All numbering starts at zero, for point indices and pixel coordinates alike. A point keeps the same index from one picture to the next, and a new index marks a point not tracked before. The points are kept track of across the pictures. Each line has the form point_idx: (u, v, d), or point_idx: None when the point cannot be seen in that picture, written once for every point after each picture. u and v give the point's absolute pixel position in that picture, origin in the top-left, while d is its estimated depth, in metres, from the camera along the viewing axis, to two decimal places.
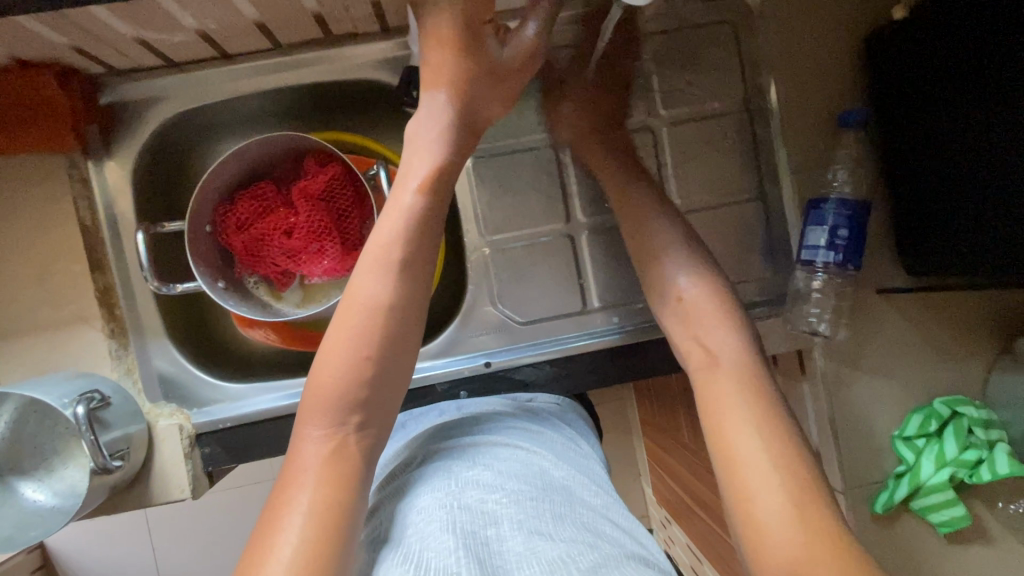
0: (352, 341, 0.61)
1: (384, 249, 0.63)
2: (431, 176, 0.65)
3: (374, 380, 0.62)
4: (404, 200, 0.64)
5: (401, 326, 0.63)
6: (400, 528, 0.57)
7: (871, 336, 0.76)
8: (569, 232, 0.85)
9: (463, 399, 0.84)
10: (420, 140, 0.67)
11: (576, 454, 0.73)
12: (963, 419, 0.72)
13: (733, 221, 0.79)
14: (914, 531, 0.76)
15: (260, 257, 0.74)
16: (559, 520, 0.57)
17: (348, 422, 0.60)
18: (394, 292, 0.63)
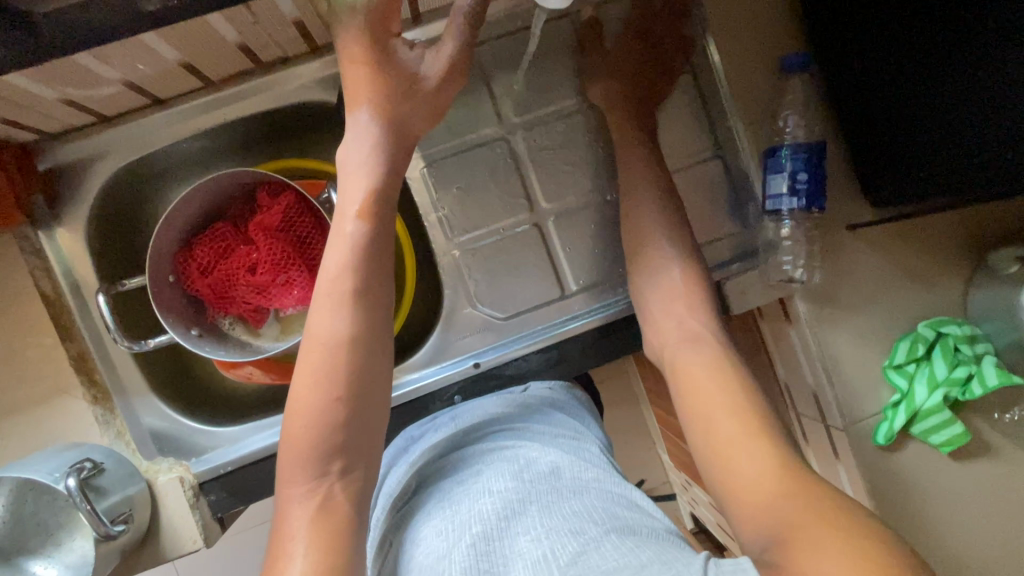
0: (319, 382, 0.52)
1: (325, 292, 0.55)
2: (370, 196, 0.56)
3: (349, 424, 0.52)
4: (343, 232, 0.56)
5: (368, 367, 0.54)
6: (405, 563, 0.53)
7: (848, 276, 0.74)
8: (535, 221, 0.75)
9: (457, 406, 0.73)
10: (349, 161, 0.57)
11: (569, 438, 0.65)
12: (948, 339, 0.72)
13: (697, 182, 0.75)
14: (918, 455, 0.76)
15: (230, 298, 0.67)
16: (546, 513, 0.52)
17: (331, 470, 0.51)
18: (357, 329, 0.54)
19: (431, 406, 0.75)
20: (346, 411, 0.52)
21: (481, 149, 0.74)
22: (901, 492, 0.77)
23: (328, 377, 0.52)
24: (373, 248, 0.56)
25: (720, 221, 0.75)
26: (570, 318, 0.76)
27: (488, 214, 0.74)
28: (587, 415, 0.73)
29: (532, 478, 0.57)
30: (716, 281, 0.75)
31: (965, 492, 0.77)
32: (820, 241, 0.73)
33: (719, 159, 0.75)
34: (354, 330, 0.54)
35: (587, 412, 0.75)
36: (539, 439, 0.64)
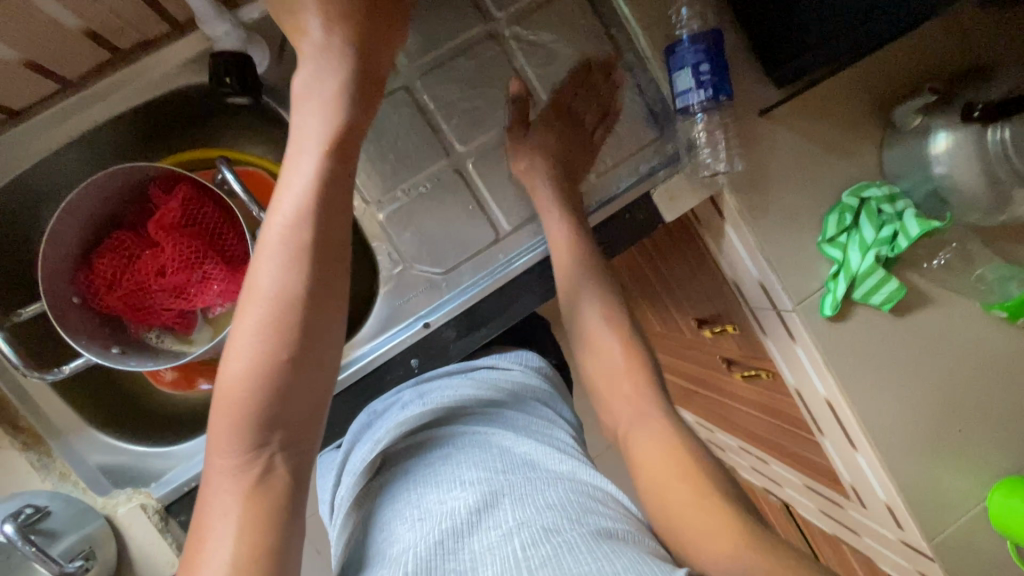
0: (266, 335, 0.49)
1: (273, 236, 0.50)
2: (337, 131, 0.52)
3: (294, 387, 0.49)
4: (301, 166, 0.52)
5: (321, 320, 0.50)
6: (371, 555, 0.51)
7: (769, 161, 0.75)
8: (455, 166, 0.73)
9: (426, 381, 0.70)
10: (314, 90, 0.54)
11: (541, 430, 0.65)
12: (871, 203, 0.75)
13: (608, 96, 0.74)
14: (864, 318, 0.80)
15: (147, 309, 0.62)
16: (518, 506, 0.50)
17: (271, 440, 0.48)
18: (305, 284, 0.50)
19: (390, 375, 0.73)
20: (293, 373, 0.49)
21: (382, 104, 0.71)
22: (853, 356, 0.80)
23: (276, 333, 0.49)
24: (330, 189, 0.52)
25: (637, 132, 0.75)
26: (512, 258, 0.75)
27: (406, 170, 0.72)
28: (562, 401, 0.74)
29: (506, 469, 0.56)
30: (645, 192, 0.75)
31: (913, 343, 0.81)
32: (735, 131, 0.74)
33: (625, 69, 0.75)
34: (307, 283, 0.50)
35: (563, 403, 0.75)
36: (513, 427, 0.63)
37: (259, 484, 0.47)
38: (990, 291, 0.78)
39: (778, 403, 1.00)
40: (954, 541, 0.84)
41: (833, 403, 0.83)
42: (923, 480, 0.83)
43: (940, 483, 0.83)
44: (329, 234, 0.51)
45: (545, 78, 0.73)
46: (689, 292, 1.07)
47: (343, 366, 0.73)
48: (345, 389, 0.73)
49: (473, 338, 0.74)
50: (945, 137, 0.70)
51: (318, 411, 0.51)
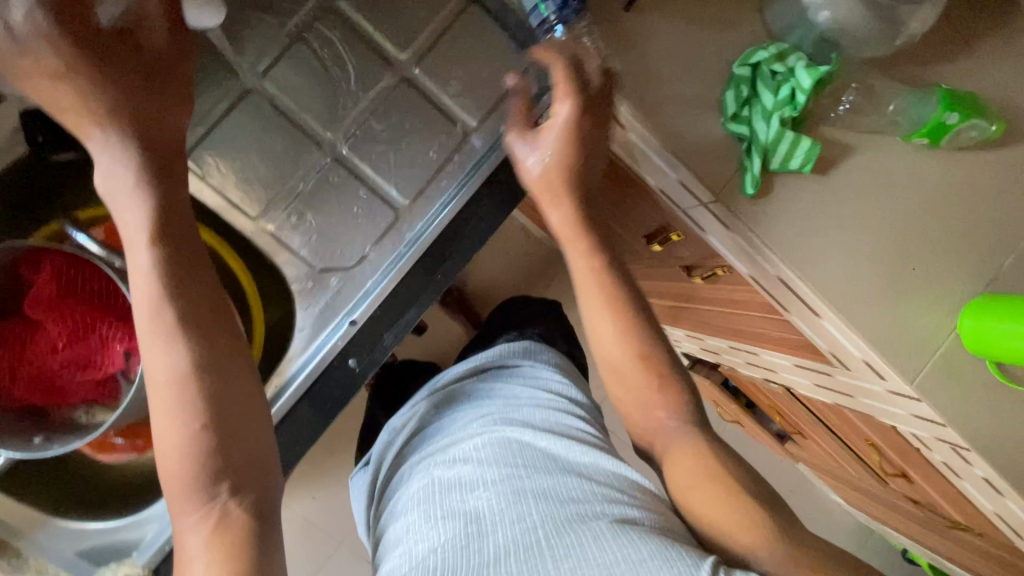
0: (175, 411, 0.47)
1: (142, 330, 0.48)
2: (157, 215, 0.50)
3: (223, 444, 0.48)
4: (138, 262, 0.49)
5: (230, 381, 0.49)
6: (392, 546, 0.58)
7: (646, 57, 0.74)
8: (331, 156, 0.70)
9: (440, 394, 0.78)
10: (118, 178, 0.50)
11: (554, 415, 0.70)
12: (763, 67, 0.72)
13: (469, 36, 0.71)
14: (790, 185, 0.78)
15: (61, 388, 0.61)
16: (543, 499, 0.55)
17: (220, 492, 0.47)
18: (195, 357, 0.48)
19: (333, 381, 0.70)
20: (215, 435, 0.48)
21: (238, 110, 0.68)
22: (786, 227, 0.78)
23: (183, 405, 0.47)
24: (182, 266, 0.50)
25: (507, 65, 0.72)
26: (423, 227, 0.71)
27: (287, 173, 0.69)
28: (575, 384, 0.80)
29: (524, 463, 0.61)
30: (534, 124, 0.72)
31: (847, 196, 0.79)
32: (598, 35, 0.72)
33: (476, 4, 0.72)
34: (196, 359, 0.48)
35: (577, 389, 0.80)
36: (528, 420, 0.68)
37: (192, 517, 0.47)
38: (905, 119, 0.76)
39: (743, 293, 0.99)
40: (935, 375, 0.84)
41: (784, 278, 0.81)
42: (893, 326, 0.83)
43: (908, 325, 0.83)
44: (195, 297, 0.50)
45: (394, 35, 0.70)
46: (627, 213, 1.06)
47: (282, 387, 0.70)
48: (290, 415, 0.70)
49: (407, 321, 0.72)
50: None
51: (253, 447, 0.50)
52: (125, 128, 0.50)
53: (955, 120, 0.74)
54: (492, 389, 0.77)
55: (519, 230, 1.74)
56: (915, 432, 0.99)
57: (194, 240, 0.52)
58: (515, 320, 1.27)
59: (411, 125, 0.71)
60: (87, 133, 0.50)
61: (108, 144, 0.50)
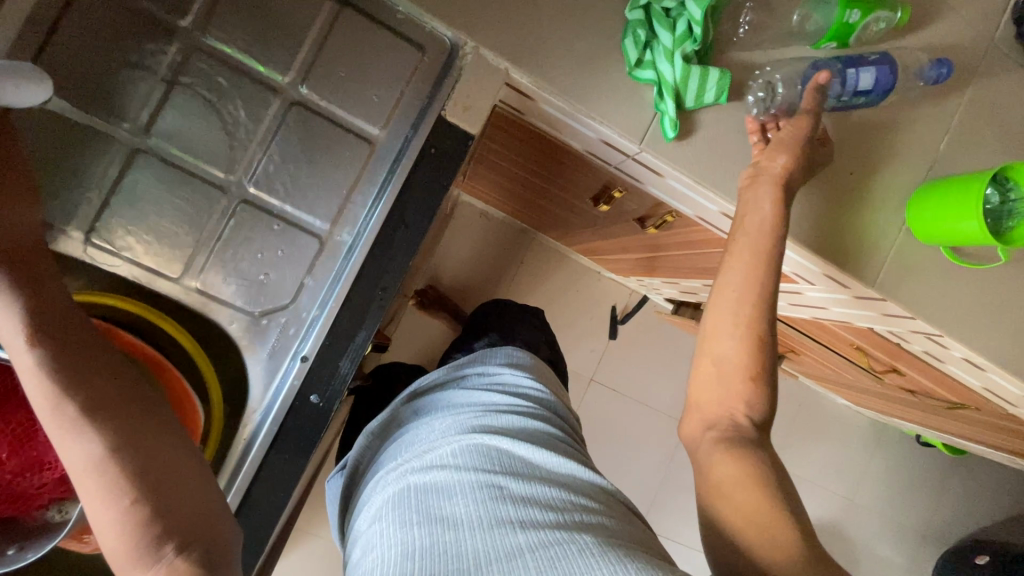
0: (103, 494, 0.46)
1: (52, 427, 0.47)
2: (32, 320, 0.50)
3: (163, 509, 0.47)
4: (25, 364, 0.48)
5: (153, 448, 0.49)
6: (359, 558, 0.56)
7: (537, 19, 0.70)
8: (238, 197, 0.67)
9: (415, 410, 0.78)
10: None
11: (531, 423, 0.71)
12: (654, 7, 0.70)
13: (349, 43, 0.68)
14: (709, 120, 0.76)
15: (20, 495, 0.60)
16: (521, 507, 0.54)
17: (165, 553, 0.45)
18: (108, 437, 0.48)
19: (300, 420, 0.70)
20: (150, 504, 0.46)
21: (129, 175, 0.64)
22: (716, 161, 0.77)
23: (110, 486, 0.46)
24: (77, 357, 0.50)
25: (396, 68, 0.70)
26: (351, 245, 0.70)
27: (195, 225, 0.67)
28: (551, 394, 0.82)
29: (503, 466, 0.60)
30: (438, 117, 0.71)
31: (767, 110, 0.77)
32: (483, 10, 0.68)
33: (350, 6, 0.67)
34: (109, 437, 0.48)
35: (555, 399, 0.82)
36: (506, 428, 0.68)
37: None
38: (808, 27, 0.75)
39: (696, 233, 0.98)
40: (895, 273, 0.84)
41: (728, 213, 0.81)
42: (843, 235, 0.82)
43: (861, 227, 0.82)
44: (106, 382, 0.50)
45: (271, 59, 0.66)
46: (567, 181, 1.04)
47: (251, 437, 0.69)
48: (264, 463, 0.69)
49: (358, 345, 0.71)
50: (874, 64, 0.73)
51: (199, 499, 0.50)
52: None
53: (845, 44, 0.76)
54: (467, 395, 0.76)
55: (479, 216, 1.73)
56: (890, 329, 0.99)
57: (88, 329, 0.53)
58: (492, 319, 1.26)
59: (314, 148, 0.69)
60: None
61: None
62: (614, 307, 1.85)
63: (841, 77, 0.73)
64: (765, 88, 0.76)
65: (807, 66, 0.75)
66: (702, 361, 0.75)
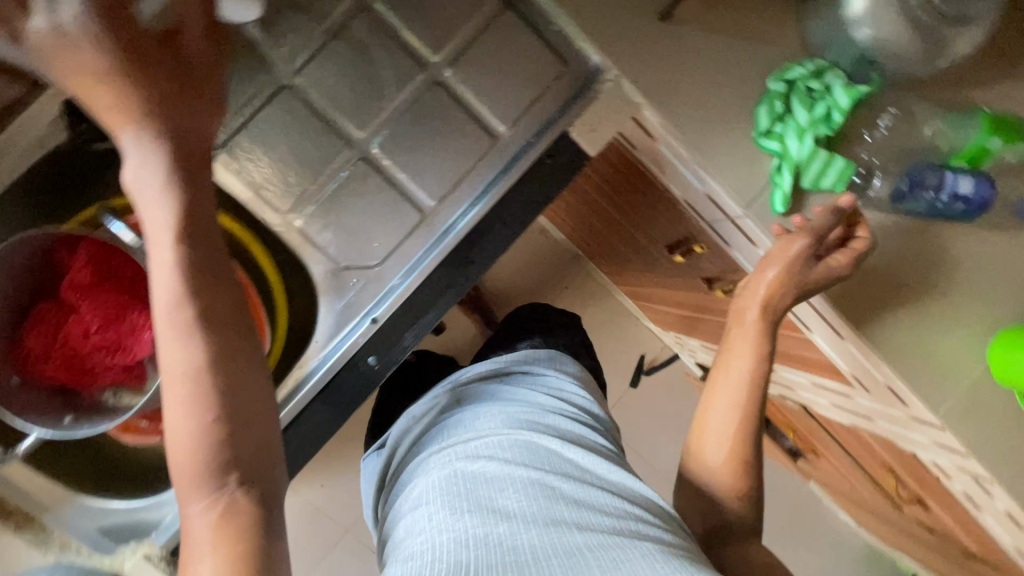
0: (190, 407, 0.46)
1: (165, 321, 0.45)
2: (184, 219, 0.45)
3: (237, 440, 0.47)
4: (162, 256, 0.45)
5: (245, 380, 0.48)
6: (406, 533, 0.59)
7: (681, 67, 0.72)
8: (360, 153, 0.70)
9: (456, 394, 0.81)
10: (138, 169, 0.44)
11: (578, 426, 0.73)
12: (798, 83, 0.71)
13: (502, 42, 0.71)
14: (819, 204, 0.76)
15: (90, 371, 0.63)
16: (574, 510, 0.57)
17: (228, 482, 0.46)
18: (212, 351, 0.46)
19: (353, 376, 0.73)
20: (229, 429, 0.46)
21: (271, 107, 0.68)
22: None
23: (198, 400, 0.46)
24: (209, 266, 0.46)
25: (539, 75, 0.72)
26: (448, 227, 0.72)
27: (312, 169, 0.69)
28: (596, 403, 0.81)
29: (553, 470, 0.63)
30: (562, 132, 0.73)
31: (863, 199, 0.76)
32: (634, 46, 0.71)
33: (512, 10, 0.71)
34: (215, 354, 0.46)
35: (600, 408, 0.81)
36: (555, 429, 0.70)
37: (198, 508, 0.46)
38: (943, 143, 0.74)
39: None
40: (961, 404, 0.83)
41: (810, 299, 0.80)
42: (917, 354, 0.81)
43: (936, 350, 0.82)
44: (222, 301, 0.47)
45: (428, 37, 0.69)
46: (647, 224, 1.06)
47: (304, 379, 0.72)
48: (309, 403, 0.72)
49: (427, 321, 0.73)
50: (976, 174, 0.71)
51: None
52: (161, 124, 0.44)
53: (989, 163, 0.74)
54: (506, 394, 0.78)
55: (538, 232, 1.75)
56: (937, 460, 0.96)
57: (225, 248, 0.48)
58: (532, 323, 1.24)
59: (442, 127, 0.71)
60: (119, 116, 0.44)
61: (141, 132, 0.44)
62: (643, 357, 1.84)
63: (938, 182, 0.72)
64: (863, 174, 0.74)
65: (908, 164, 0.74)
66: (691, 468, 0.71)
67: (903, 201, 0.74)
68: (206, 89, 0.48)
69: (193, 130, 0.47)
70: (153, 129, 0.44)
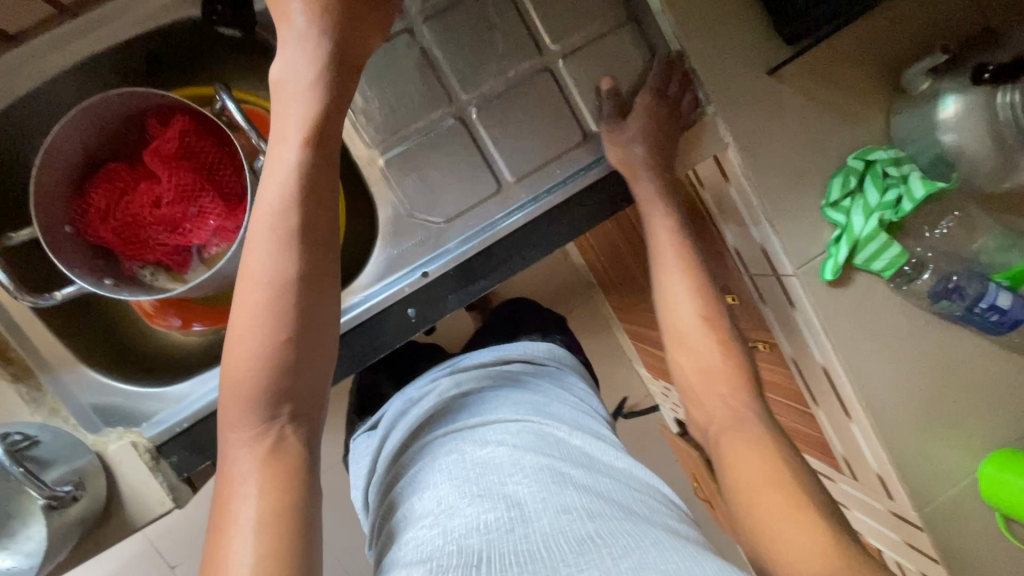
0: (267, 319, 0.46)
1: (262, 225, 0.47)
2: (318, 127, 0.48)
3: (300, 367, 0.47)
4: (285, 157, 0.48)
5: (321, 302, 0.48)
6: (414, 514, 0.57)
7: (774, 121, 0.76)
8: (458, 113, 0.72)
9: (459, 373, 0.79)
10: (290, 75, 0.49)
11: (583, 416, 0.72)
12: (877, 165, 0.75)
13: (618, 51, 0.74)
14: (863, 284, 0.79)
15: (142, 242, 0.63)
16: (585, 497, 0.55)
17: (279, 415, 0.46)
18: (300, 265, 0.47)
19: (388, 324, 0.72)
20: (295, 353, 0.47)
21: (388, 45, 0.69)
22: (847, 321, 0.80)
23: (277, 314, 0.46)
24: (323, 179, 0.49)
25: (642, 88, 0.74)
26: (518, 206, 0.74)
27: (408, 115, 0.71)
28: (597, 398, 0.80)
29: (562, 458, 0.61)
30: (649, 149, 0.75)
31: (904, 289, 0.79)
32: (738, 90, 0.74)
33: (635, 24, 0.74)
34: (302, 269, 0.47)
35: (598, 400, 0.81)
36: (563, 419, 0.69)
37: (247, 435, 0.46)
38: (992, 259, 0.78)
39: (771, 374, 1.00)
40: (943, 511, 0.85)
41: (829, 370, 0.83)
42: (917, 452, 0.84)
43: (934, 455, 0.84)
44: (321, 216, 0.49)
45: (552, 24, 0.72)
46: None
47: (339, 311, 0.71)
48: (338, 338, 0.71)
49: (472, 290, 0.74)
50: (1014, 295, 0.76)
51: None
52: (332, 29, 0.48)
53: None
54: (511, 381, 0.77)
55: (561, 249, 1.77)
56: (898, 561, 0.98)
57: (334, 172, 0.50)
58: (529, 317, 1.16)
59: (540, 112, 0.73)
60: (290, 18, 0.48)
61: (306, 38, 0.48)
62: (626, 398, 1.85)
63: (980, 291, 0.75)
64: (914, 266, 0.78)
65: (960, 270, 0.77)
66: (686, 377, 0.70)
67: (940, 299, 0.77)
68: (377, 14, 0.51)
69: (353, 52, 0.50)
70: (312, 43, 0.48)
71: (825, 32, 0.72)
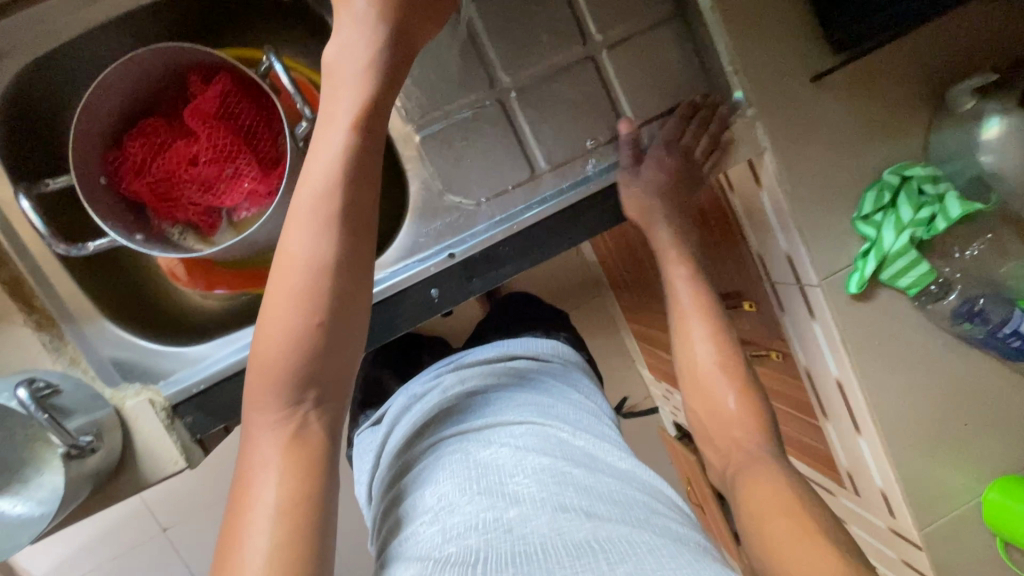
0: (301, 301, 0.46)
1: (303, 202, 0.47)
2: (367, 110, 0.48)
3: (329, 351, 0.47)
4: (332, 138, 0.48)
5: (356, 285, 0.48)
6: (417, 514, 0.57)
7: (812, 130, 0.75)
8: (496, 97, 0.71)
9: (464, 369, 0.78)
10: (343, 56, 0.49)
11: (587, 415, 0.70)
12: (913, 180, 0.74)
13: (662, 46, 0.73)
14: (885, 301, 0.79)
15: (175, 200, 0.66)
16: (584, 499, 0.54)
17: (305, 399, 0.47)
18: (336, 248, 0.47)
19: (406, 304, 0.72)
20: (325, 338, 0.47)
21: None
22: (867, 337, 0.79)
23: (312, 296, 0.46)
24: (367, 160, 0.49)
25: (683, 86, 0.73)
26: (548, 195, 0.73)
27: (446, 95, 0.70)
28: (600, 395, 0.79)
29: (564, 458, 0.60)
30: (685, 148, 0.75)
31: (928, 308, 0.79)
32: (780, 95, 0.74)
33: (682, 21, 0.73)
34: (339, 251, 0.47)
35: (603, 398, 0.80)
36: (566, 418, 0.68)
37: (273, 418, 0.46)
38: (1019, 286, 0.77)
39: (780, 383, 0.99)
40: (942, 533, 0.86)
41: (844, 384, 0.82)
42: (922, 473, 0.84)
43: (940, 477, 0.84)
44: (363, 197, 0.48)
45: (599, 14, 0.71)
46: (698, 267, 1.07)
47: None
48: None
49: (495, 277, 0.73)
50: None
51: None
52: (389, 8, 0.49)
53: None
54: (516, 377, 0.76)
55: None
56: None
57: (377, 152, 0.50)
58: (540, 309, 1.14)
59: (579, 102, 0.72)
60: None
61: (364, 19, 0.49)
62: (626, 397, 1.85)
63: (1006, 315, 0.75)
64: (941, 284, 0.78)
65: (986, 291, 0.77)
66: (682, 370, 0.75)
67: (962, 321, 0.78)
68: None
69: (407, 34, 0.50)
70: (369, 24, 0.48)
71: (873, 44, 0.72)
